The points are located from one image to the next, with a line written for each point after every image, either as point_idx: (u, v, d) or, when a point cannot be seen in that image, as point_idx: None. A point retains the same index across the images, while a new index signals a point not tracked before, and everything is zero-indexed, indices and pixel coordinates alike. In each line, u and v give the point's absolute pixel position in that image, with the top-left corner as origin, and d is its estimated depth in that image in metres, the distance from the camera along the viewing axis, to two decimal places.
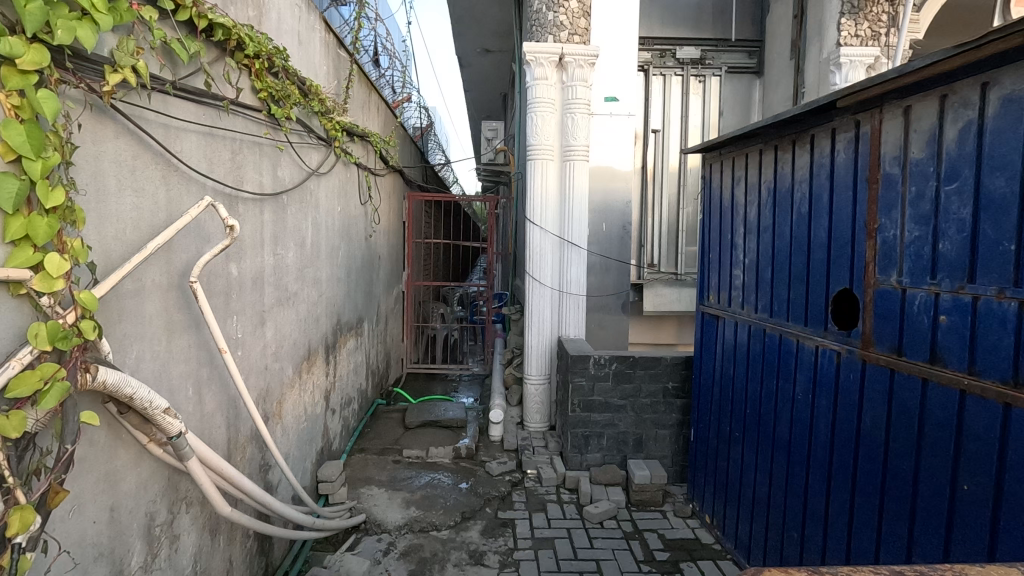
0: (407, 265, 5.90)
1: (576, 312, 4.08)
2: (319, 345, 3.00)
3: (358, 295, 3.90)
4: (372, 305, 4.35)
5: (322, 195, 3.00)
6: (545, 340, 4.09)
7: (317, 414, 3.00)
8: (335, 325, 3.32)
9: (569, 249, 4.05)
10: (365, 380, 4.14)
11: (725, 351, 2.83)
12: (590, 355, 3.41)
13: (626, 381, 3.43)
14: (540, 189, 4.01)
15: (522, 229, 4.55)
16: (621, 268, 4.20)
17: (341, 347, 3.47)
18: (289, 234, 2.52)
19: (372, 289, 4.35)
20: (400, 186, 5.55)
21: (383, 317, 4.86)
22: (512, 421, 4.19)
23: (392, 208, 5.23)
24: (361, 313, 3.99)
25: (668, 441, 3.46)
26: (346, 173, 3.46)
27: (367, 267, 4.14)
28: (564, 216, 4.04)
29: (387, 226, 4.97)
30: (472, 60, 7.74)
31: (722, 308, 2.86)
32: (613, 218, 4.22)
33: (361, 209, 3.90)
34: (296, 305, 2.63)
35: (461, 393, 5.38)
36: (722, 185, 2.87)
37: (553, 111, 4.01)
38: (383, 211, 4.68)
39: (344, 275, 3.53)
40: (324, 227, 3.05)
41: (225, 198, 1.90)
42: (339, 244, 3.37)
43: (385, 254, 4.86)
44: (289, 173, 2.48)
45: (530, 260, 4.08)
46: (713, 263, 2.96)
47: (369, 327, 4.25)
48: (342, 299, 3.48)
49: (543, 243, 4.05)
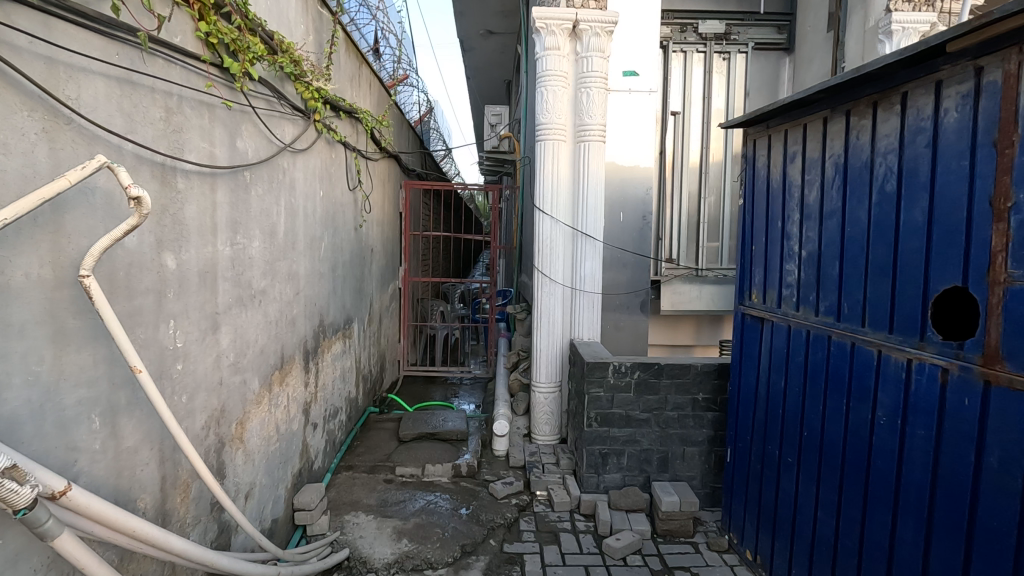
0: (404, 259, 5.49)
1: (590, 311, 3.64)
2: (296, 350, 2.58)
3: (347, 292, 3.48)
4: (363, 303, 3.93)
5: (300, 176, 2.57)
6: (555, 342, 3.65)
7: (294, 430, 2.59)
8: (317, 326, 2.90)
9: (582, 241, 3.60)
10: (355, 387, 3.74)
11: (772, 360, 2.39)
12: (609, 362, 2.98)
13: (651, 392, 3.00)
14: (550, 173, 3.57)
15: (530, 220, 4.11)
16: (639, 262, 3.81)
17: (325, 352, 3.06)
18: (254, 219, 2.10)
19: (364, 285, 3.93)
20: (396, 174, 5.14)
21: (376, 315, 4.45)
22: (518, 433, 3.76)
23: (388, 197, 4.82)
24: (350, 313, 3.58)
25: (697, 460, 3.03)
26: (329, 152, 3.02)
27: (357, 261, 3.72)
28: (577, 204, 3.60)
29: (381, 216, 4.55)
30: (475, 44, 7.29)
31: (769, 309, 2.42)
32: (632, 208, 3.79)
33: (350, 196, 3.48)
34: (264, 304, 2.21)
35: (462, 399, 4.96)
36: (770, 164, 2.42)
37: (565, 86, 3.57)
38: (375, 200, 4.25)
39: (329, 270, 3.11)
40: (302, 213, 2.63)
41: (158, 168, 1.48)
42: (322, 234, 2.94)
43: (379, 247, 4.44)
44: (252, 144, 2.05)
45: (539, 254, 3.64)
46: (757, 256, 2.52)
47: (360, 326, 3.84)
48: (326, 296, 3.06)
49: (553, 235, 3.61)
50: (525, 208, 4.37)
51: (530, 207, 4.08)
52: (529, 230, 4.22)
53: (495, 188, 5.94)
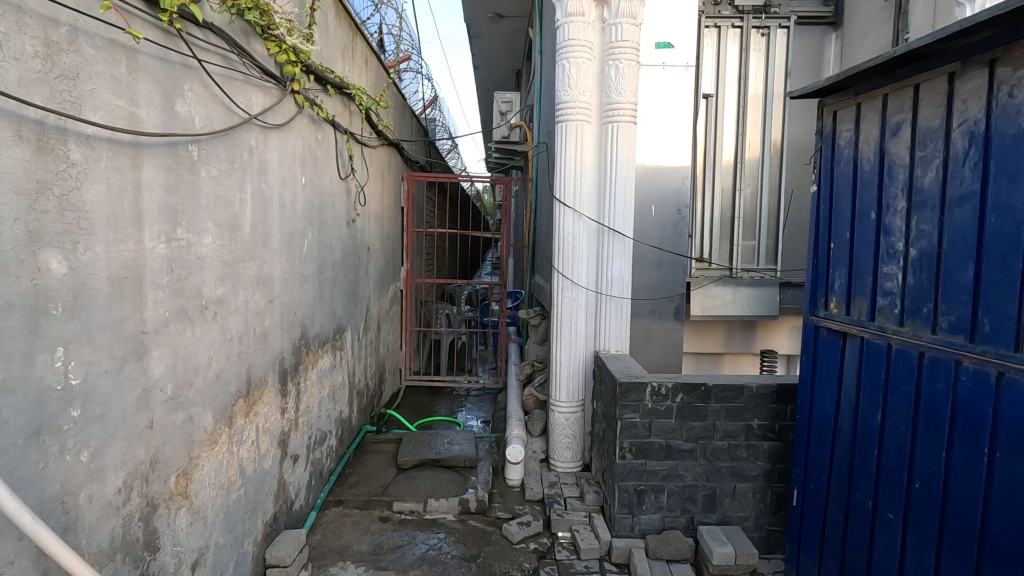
0: (407, 258, 5.03)
1: (618, 319, 3.15)
2: (269, 369, 2.11)
3: (338, 298, 3.01)
4: (358, 308, 3.46)
5: (273, 157, 2.10)
6: (578, 355, 3.17)
7: (268, 468, 2.12)
8: (298, 340, 2.43)
9: (608, 236, 3.11)
10: (347, 405, 3.26)
11: (860, 386, 1.91)
12: (646, 382, 2.50)
13: (696, 418, 2.52)
14: (573, 160, 3.09)
15: (547, 215, 3.64)
16: (675, 263, 3.35)
17: (309, 368, 2.59)
18: (207, 208, 1.63)
19: (358, 288, 3.46)
20: (398, 165, 4.67)
21: (374, 321, 3.98)
22: (535, 459, 3.28)
23: (388, 190, 4.36)
24: (342, 321, 3.11)
25: (750, 498, 2.54)
26: (314, 133, 2.55)
27: (350, 261, 3.26)
28: (604, 195, 3.11)
29: (380, 210, 4.09)
30: (484, 28, 6.80)
31: (855, 322, 1.94)
32: (663, 200, 3.31)
33: (341, 186, 3.01)
34: (222, 316, 1.74)
35: (469, 414, 4.49)
36: (858, 139, 1.92)
37: (590, 59, 3.08)
38: (372, 192, 3.78)
39: (315, 272, 2.64)
40: (277, 201, 2.15)
41: (30, 126, 1.01)
42: (304, 229, 2.47)
43: (377, 245, 3.98)
44: (200, 110, 1.58)
45: (560, 252, 3.16)
46: (837, 255, 2.03)
47: (353, 335, 3.37)
48: (311, 303, 2.59)
49: (576, 231, 3.12)
50: (542, 201, 3.90)
51: (547, 200, 3.61)
52: (545, 227, 3.74)
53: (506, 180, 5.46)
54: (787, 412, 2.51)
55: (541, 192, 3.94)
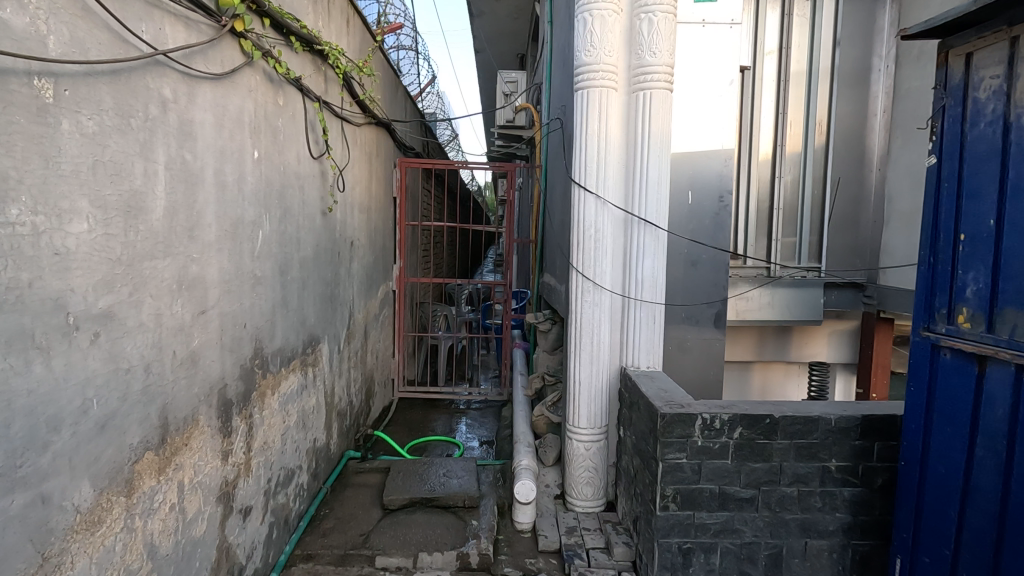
0: (400, 255, 4.49)
1: (649, 329, 2.61)
2: (200, 403, 1.57)
3: (309, 303, 2.47)
4: (337, 314, 2.92)
5: (204, 118, 1.56)
6: (601, 371, 2.63)
7: (199, 537, 1.58)
8: (250, 361, 1.89)
9: (638, 228, 2.56)
10: (323, 431, 2.73)
11: (1017, 434, 1.37)
12: (695, 414, 1.97)
13: (758, 459, 1.98)
14: (595, 135, 2.55)
15: (561, 205, 3.09)
16: (715, 259, 2.81)
17: (268, 394, 2.05)
18: (76, 177, 1.09)
19: (337, 290, 2.92)
20: (388, 149, 4.13)
21: (360, 327, 3.44)
22: (548, 495, 2.75)
23: (377, 177, 3.82)
24: (315, 330, 2.57)
25: (826, 559, 2.00)
26: (271, 96, 2.00)
27: (327, 259, 2.72)
28: (633, 177, 2.56)
29: (366, 199, 3.54)
30: (486, 6, 6.24)
31: (1005, 343, 1.40)
32: (702, 186, 2.77)
33: (312, 166, 2.46)
34: (112, 337, 1.20)
35: (469, 432, 3.95)
36: (1014, 88, 1.38)
37: (617, 12, 2.53)
38: (356, 177, 3.24)
39: (275, 272, 2.09)
40: (213, 177, 1.61)
41: None
42: (258, 217, 1.92)
43: (362, 240, 3.43)
44: (56, 26, 1.03)
45: (580, 248, 2.61)
46: (972, 249, 1.49)
47: (331, 347, 2.83)
48: (270, 311, 2.05)
49: (599, 221, 2.57)
50: (555, 190, 3.37)
51: (562, 187, 3.06)
52: (559, 219, 3.20)
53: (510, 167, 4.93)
54: (874, 451, 1.97)
55: (554, 180, 3.41)
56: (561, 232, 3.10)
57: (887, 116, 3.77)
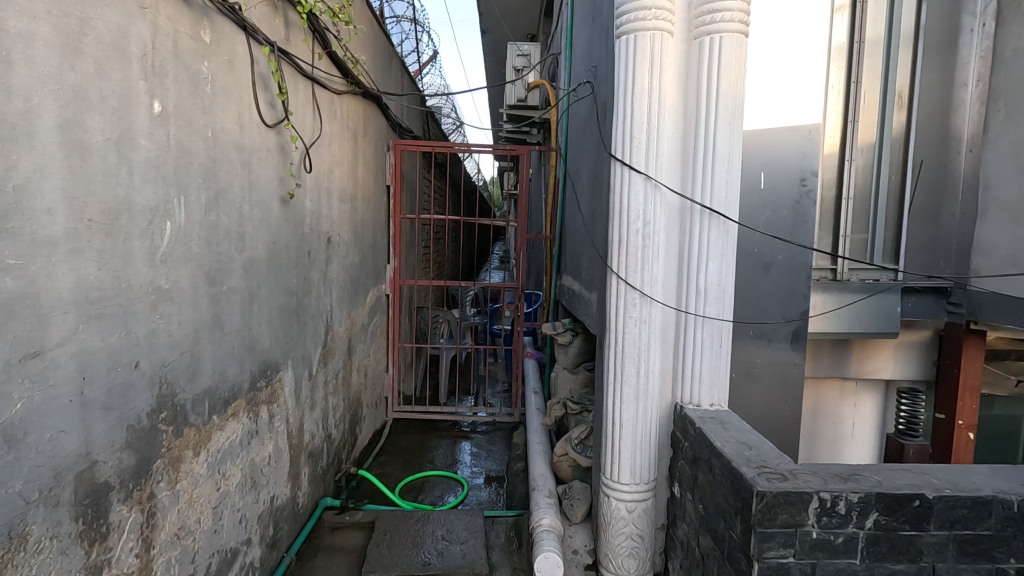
0: (394, 253, 3.86)
1: (713, 355, 1.97)
2: (30, 506, 0.94)
3: (260, 321, 1.84)
4: (306, 331, 2.29)
5: (33, 31, 0.93)
6: (649, 410, 1.99)
7: None
8: (149, 416, 1.26)
9: (700, 220, 1.92)
10: (285, 484, 2.10)
11: None
12: (809, 493, 1.33)
13: (902, 558, 1.34)
14: (644, 96, 1.90)
15: (592, 193, 2.45)
16: (794, 261, 2.17)
17: (187, 457, 1.42)
18: None
19: (306, 300, 2.29)
20: (379, 129, 3.50)
21: (341, 342, 2.82)
22: (577, 566, 2.12)
23: (364, 160, 3.19)
24: (270, 356, 1.94)
25: None
26: (187, 23, 1.37)
27: (290, 261, 2.10)
28: (694, 152, 1.92)
29: (350, 186, 2.91)
30: None
31: None
32: (778, 165, 2.12)
33: (265, 136, 1.83)
34: None
35: (475, 464, 3.33)
36: None
37: None
38: (334, 157, 2.60)
39: (199, 281, 1.46)
40: (58, 132, 0.99)
41: None
42: (162, 201, 1.29)
43: (344, 236, 2.81)
44: None
45: (623, 247, 1.97)
46: None
47: (297, 374, 2.20)
48: (190, 338, 1.42)
49: (649, 210, 1.93)
50: (581, 175, 2.73)
51: (594, 170, 2.42)
52: (587, 211, 2.55)
53: (523, 151, 4.29)
54: None
55: (580, 164, 2.77)
56: (590, 227, 2.45)
57: (981, 85, 3.11)
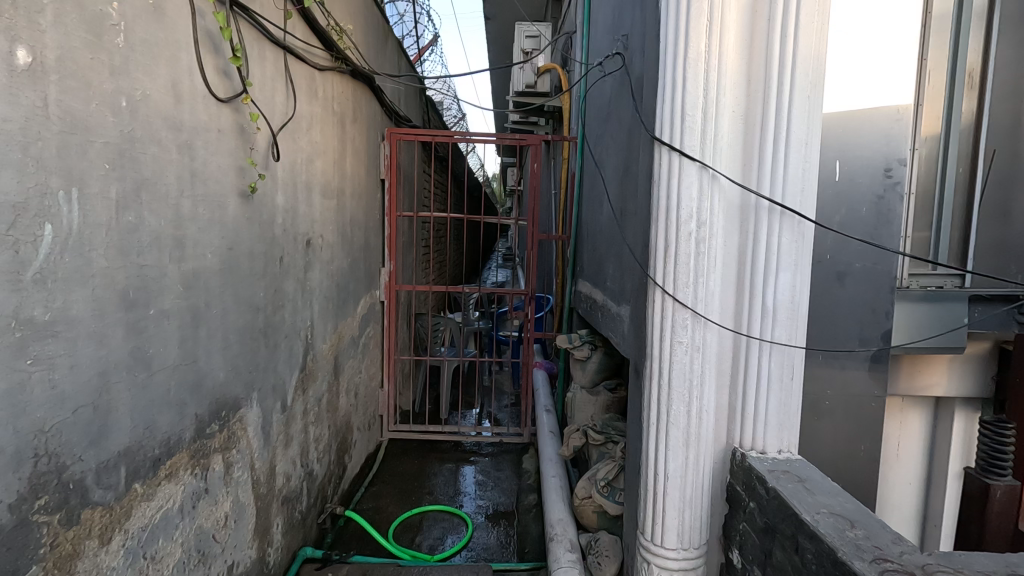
0: (389, 255, 3.46)
1: (782, 389, 1.57)
2: None
3: (211, 349, 1.45)
4: (278, 355, 1.89)
5: None
6: (701, 456, 1.60)
7: None
8: (16, 508, 0.86)
9: (766, 221, 1.52)
10: (249, 547, 1.70)
11: None
12: None
13: None
14: (698, 63, 1.50)
15: (622, 186, 2.04)
16: (876, 270, 1.76)
17: (89, 550, 1.03)
18: None
19: (278, 317, 1.89)
20: (372, 116, 3.09)
21: (325, 362, 2.42)
22: None
23: (354, 150, 2.79)
24: (227, 392, 1.54)
25: None
26: None
27: (254, 270, 1.70)
28: (759, 135, 1.52)
29: (336, 180, 2.51)
30: None
31: None
32: (857, 152, 1.72)
33: (215, 112, 1.42)
34: None
35: (480, 496, 2.94)
36: None
37: None
38: (316, 145, 2.20)
39: (109, 305, 1.06)
40: None
41: None
42: (39, 193, 0.89)
43: (329, 238, 2.41)
44: None
45: (669, 254, 1.57)
46: None
47: (266, 409, 1.80)
48: (94, 385, 1.03)
49: (703, 208, 1.53)
50: (606, 166, 2.32)
51: (625, 159, 2.01)
52: (615, 209, 2.15)
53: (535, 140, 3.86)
54: None
55: (605, 153, 2.36)
56: (621, 227, 2.05)
57: None
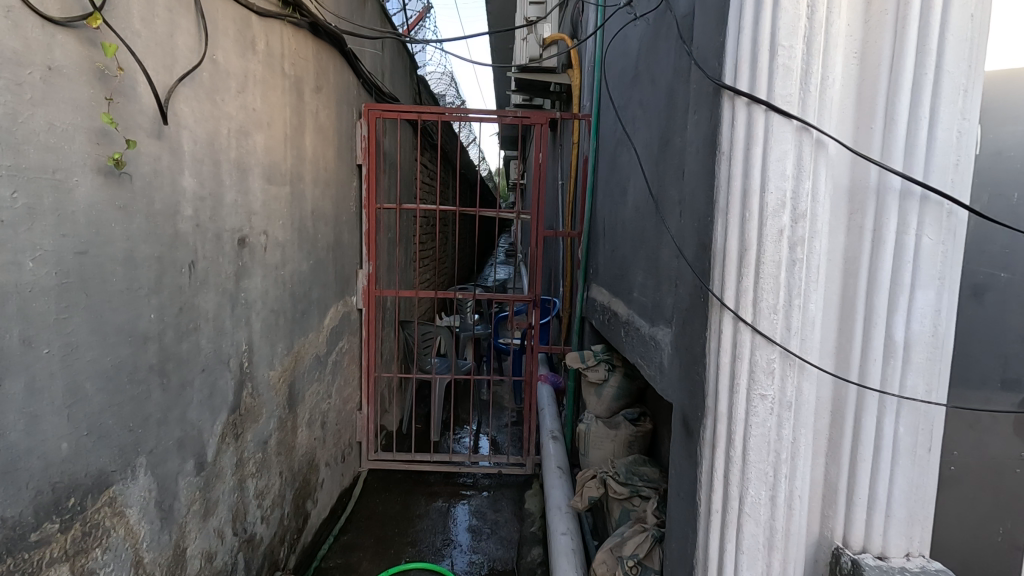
0: (368, 255, 2.94)
1: (915, 465, 1.04)
2: None
3: (43, 410, 0.93)
4: (187, 397, 1.37)
5: None
6: (790, 565, 1.07)
7: None
8: None
9: (897, 212, 0.98)
10: None
11: None
12: None
13: None
14: None
15: (664, 164, 1.50)
16: None
17: None
18: None
19: (189, 345, 1.38)
20: (344, 88, 2.57)
21: (274, 393, 1.91)
22: None
23: (318, 127, 2.27)
24: (81, 468, 1.02)
25: None
26: None
27: (140, 283, 1.18)
28: (887, 76, 0.97)
29: (290, 163, 1.99)
30: None
31: None
32: None
33: (39, 38, 0.90)
34: None
35: (475, 550, 2.43)
36: None
37: None
38: (253, 113, 1.67)
39: None
40: None
41: None
42: None
43: (278, 235, 1.89)
44: None
45: (747, 265, 1.02)
46: None
47: (166, 476, 1.29)
48: None
49: (803, 192, 0.98)
50: (638, 140, 1.79)
51: (670, 127, 1.48)
52: (652, 196, 1.62)
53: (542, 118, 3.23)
54: None
55: (636, 123, 1.82)
56: (662, 221, 1.52)
57: None
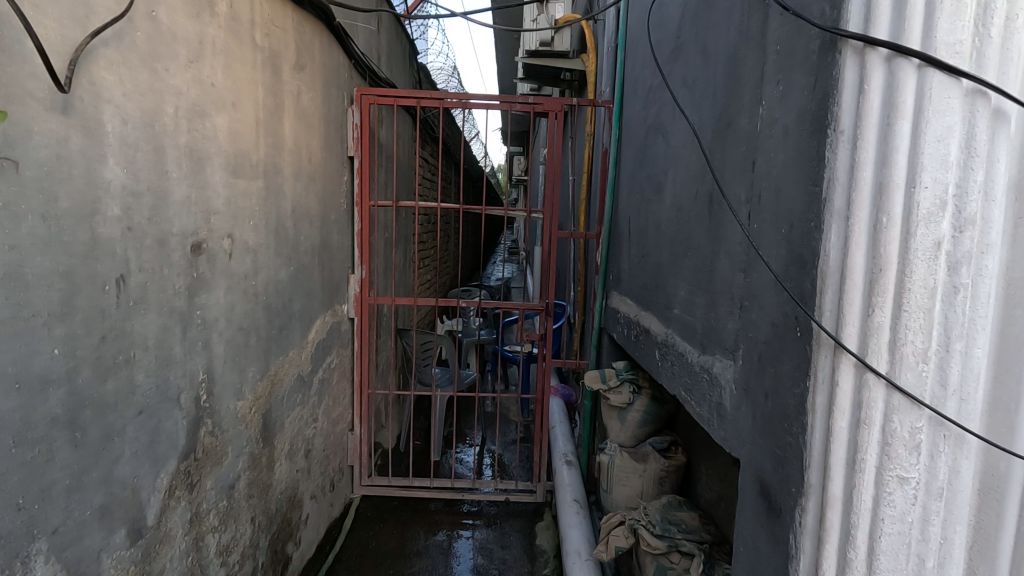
0: (361, 258, 2.64)
1: None
2: None
3: None
4: (115, 449, 1.07)
5: None
6: None
7: None
8: None
9: None
10: None
11: None
12: None
13: None
14: None
15: (727, 152, 1.19)
16: None
17: None
18: None
19: (118, 383, 1.07)
20: (332, 68, 2.26)
21: (244, 426, 1.61)
22: None
23: (300, 111, 1.95)
24: None
25: None
26: None
27: (33, 308, 0.87)
28: None
29: (264, 152, 1.68)
30: None
31: None
32: None
33: None
34: None
35: None
36: None
37: None
38: (212, 89, 1.36)
39: None
40: None
41: None
42: None
43: (247, 238, 1.59)
44: None
45: (882, 294, 0.71)
46: None
47: (81, 558, 0.98)
48: None
49: (971, 187, 0.66)
50: (685, 124, 1.47)
51: (737, 106, 1.16)
52: (707, 193, 1.31)
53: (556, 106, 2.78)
54: None
55: (682, 105, 1.50)
56: (723, 225, 1.21)
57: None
